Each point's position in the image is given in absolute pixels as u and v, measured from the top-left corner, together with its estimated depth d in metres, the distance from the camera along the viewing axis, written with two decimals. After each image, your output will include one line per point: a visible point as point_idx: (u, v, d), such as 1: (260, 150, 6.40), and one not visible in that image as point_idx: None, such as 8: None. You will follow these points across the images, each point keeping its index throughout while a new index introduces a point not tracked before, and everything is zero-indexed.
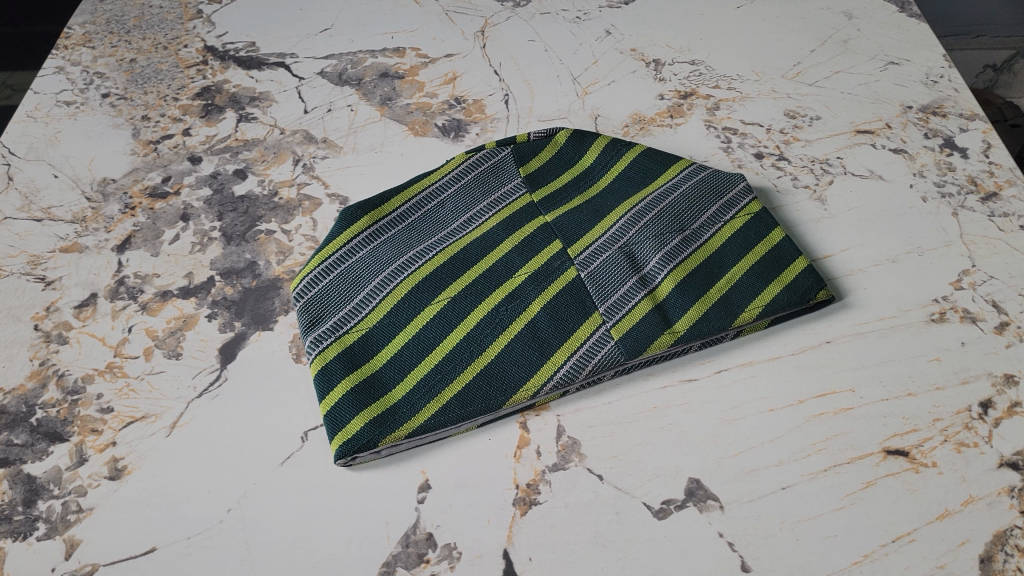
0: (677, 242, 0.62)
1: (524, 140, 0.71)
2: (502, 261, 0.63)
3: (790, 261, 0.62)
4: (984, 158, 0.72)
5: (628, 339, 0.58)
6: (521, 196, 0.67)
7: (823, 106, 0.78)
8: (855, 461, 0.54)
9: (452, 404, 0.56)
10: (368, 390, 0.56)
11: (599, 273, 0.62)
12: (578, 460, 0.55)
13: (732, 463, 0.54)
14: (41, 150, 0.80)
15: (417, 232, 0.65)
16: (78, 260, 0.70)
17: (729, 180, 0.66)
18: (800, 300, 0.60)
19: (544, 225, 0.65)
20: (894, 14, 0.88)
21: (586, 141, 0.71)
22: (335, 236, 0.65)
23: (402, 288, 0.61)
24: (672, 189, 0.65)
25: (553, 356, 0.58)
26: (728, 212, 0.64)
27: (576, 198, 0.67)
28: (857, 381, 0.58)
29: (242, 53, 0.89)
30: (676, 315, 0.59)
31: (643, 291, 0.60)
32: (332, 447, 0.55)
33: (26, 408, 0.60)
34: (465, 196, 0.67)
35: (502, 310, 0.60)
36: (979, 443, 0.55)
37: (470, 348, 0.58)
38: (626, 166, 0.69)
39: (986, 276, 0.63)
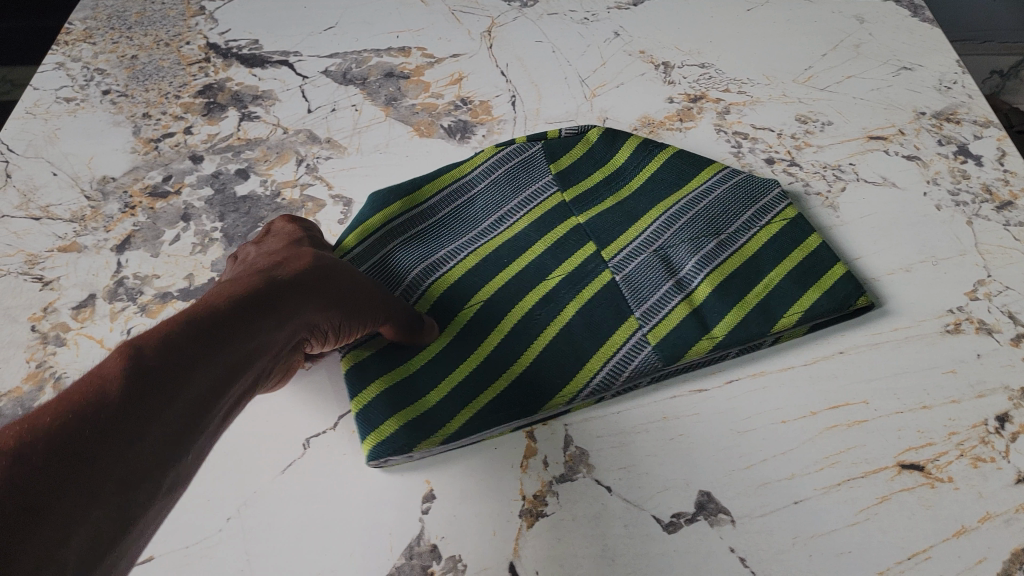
0: (713, 246, 0.62)
1: (556, 135, 0.69)
2: (536, 262, 0.62)
3: (827, 267, 0.60)
4: (999, 166, 0.71)
5: (664, 345, 0.57)
6: (550, 197, 0.66)
7: (835, 112, 0.77)
8: (869, 476, 0.53)
9: (489, 413, 0.55)
10: (403, 395, 0.56)
11: (635, 276, 0.61)
12: (586, 471, 0.54)
13: (744, 476, 0.53)
14: (40, 147, 0.79)
15: (447, 229, 0.65)
16: (77, 260, 0.69)
17: (763, 186, 0.65)
18: (840, 307, 0.58)
19: (578, 225, 0.64)
20: (907, 19, 0.87)
21: (618, 141, 0.69)
22: (364, 219, 0.65)
23: (434, 287, 0.61)
24: (706, 193, 0.65)
25: (590, 362, 0.57)
26: (763, 217, 0.63)
27: (608, 198, 0.66)
28: (871, 392, 0.57)
29: (245, 51, 0.88)
30: (713, 321, 0.58)
31: (679, 296, 0.59)
32: (365, 448, 0.54)
33: (22, 411, 0.59)
34: (502, 191, 0.66)
35: (536, 313, 0.59)
36: (996, 458, 0.53)
37: (505, 353, 0.57)
38: (662, 165, 0.67)
39: (1002, 286, 0.62)
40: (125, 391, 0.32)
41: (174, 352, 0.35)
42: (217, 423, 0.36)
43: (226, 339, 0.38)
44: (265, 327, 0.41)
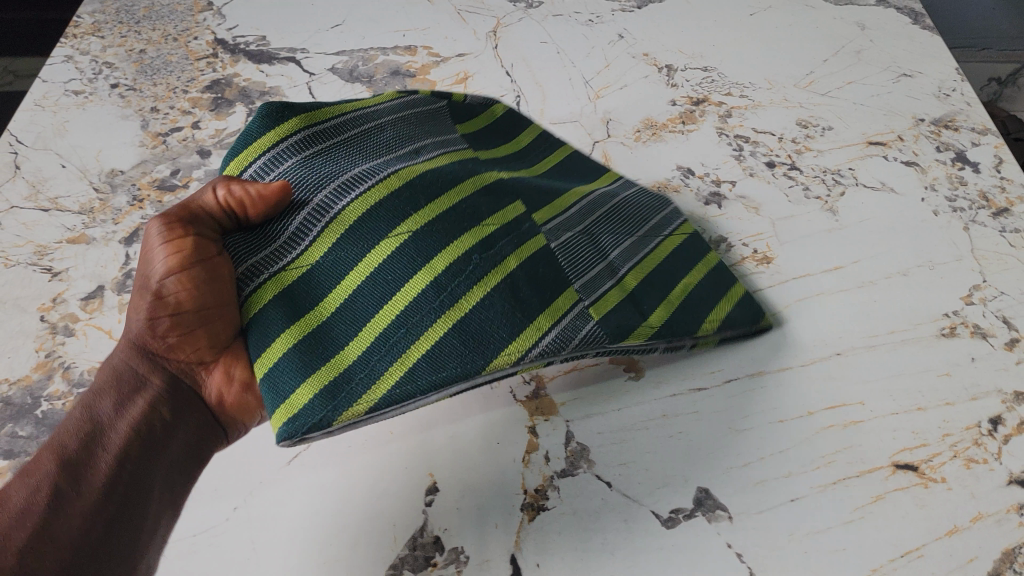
0: (632, 242, 0.60)
1: (461, 99, 0.65)
2: (465, 205, 0.54)
3: (732, 284, 0.61)
4: (995, 173, 0.72)
5: (609, 321, 0.52)
6: (464, 149, 0.61)
7: (835, 117, 0.78)
8: (865, 475, 0.54)
9: (419, 368, 0.48)
10: (317, 350, 0.50)
11: (569, 249, 0.56)
12: (587, 467, 0.55)
13: (742, 474, 0.54)
14: (48, 139, 0.80)
15: (354, 146, 0.55)
16: (85, 251, 0.70)
17: (665, 200, 0.66)
18: (750, 323, 0.60)
19: (505, 181, 0.58)
20: (907, 26, 0.88)
21: (522, 124, 0.69)
22: (255, 136, 0.55)
23: (351, 211, 0.52)
24: (614, 194, 0.64)
25: (537, 321, 0.50)
26: (669, 227, 0.63)
27: (522, 170, 0.64)
28: (867, 394, 0.58)
29: (252, 47, 0.89)
30: (647, 308, 0.55)
31: (611, 279, 0.56)
32: (274, 424, 0.47)
33: (32, 400, 0.60)
34: (403, 125, 0.58)
35: (474, 258, 0.51)
36: (988, 460, 0.54)
37: (440, 298, 0.50)
38: (562, 163, 0.67)
39: (997, 291, 0.63)
40: (104, 487, 0.49)
41: (96, 516, 0.48)
42: (169, 525, 0.51)
43: (144, 469, 0.51)
44: (175, 438, 0.54)
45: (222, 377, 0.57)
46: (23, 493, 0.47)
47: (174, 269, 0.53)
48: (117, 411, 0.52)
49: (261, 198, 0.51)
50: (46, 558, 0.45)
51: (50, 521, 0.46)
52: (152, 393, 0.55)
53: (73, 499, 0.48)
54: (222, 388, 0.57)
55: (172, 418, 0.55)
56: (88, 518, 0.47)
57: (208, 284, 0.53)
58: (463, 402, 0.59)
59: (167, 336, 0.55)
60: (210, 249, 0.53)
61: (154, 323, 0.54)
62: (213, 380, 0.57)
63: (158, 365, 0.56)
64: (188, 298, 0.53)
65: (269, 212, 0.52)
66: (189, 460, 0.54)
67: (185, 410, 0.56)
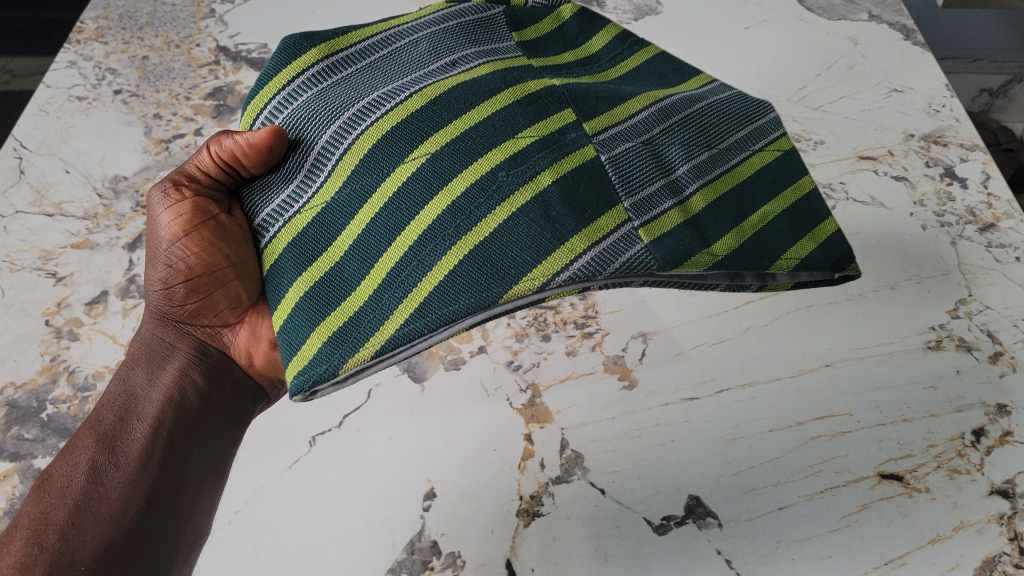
0: (708, 156, 0.47)
1: (520, 4, 0.55)
2: (502, 115, 0.46)
3: (823, 216, 0.49)
4: (982, 189, 0.74)
5: (661, 246, 0.43)
6: (517, 57, 0.51)
7: (827, 131, 0.79)
8: (851, 484, 0.56)
9: (431, 302, 0.42)
10: (327, 295, 0.45)
11: (624, 161, 0.45)
12: (581, 474, 0.57)
13: (732, 483, 0.56)
14: (52, 144, 0.81)
15: (380, 72, 0.49)
16: (89, 256, 0.71)
17: (758, 107, 0.51)
18: (835, 265, 0.48)
19: (556, 87, 0.48)
20: (899, 41, 0.89)
21: (595, 26, 0.56)
22: (272, 75, 0.51)
23: (366, 138, 0.46)
24: (697, 99, 0.50)
25: (570, 241, 0.41)
26: (756, 141, 0.50)
27: (586, 77, 0.53)
28: (855, 405, 0.59)
29: (254, 55, 0.89)
30: (713, 236, 0.45)
31: (672, 198, 0.45)
32: (290, 376, 0.45)
33: (37, 403, 0.62)
34: (444, 38, 0.51)
35: (501, 176, 0.43)
36: (971, 471, 0.56)
37: (456, 222, 0.43)
38: (641, 66, 0.56)
39: (982, 306, 0.65)
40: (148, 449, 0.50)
41: (136, 486, 0.49)
42: (215, 490, 0.53)
43: (184, 438, 0.52)
44: (211, 399, 0.55)
45: (250, 336, 0.58)
46: (64, 472, 0.50)
47: (179, 233, 0.54)
48: (150, 382, 0.54)
49: (248, 146, 0.48)
50: (90, 524, 0.47)
51: (90, 493, 0.48)
52: (181, 361, 0.56)
53: (113, 471, 0.49)
54: (250, 347, 0.58)
55: (205, 383, 0.56)
56: (128, 487, 0.49)
57: (213, 243, 0.53)
58: (461, 405, 0.60)
59: (185, 303, 0.56)
60: (211, 209, 0.54)
61: (171, 292, 0.56)
62: (241, 340, 0.58)
63: (183, 332, 0.58)
64: (197, 260, 0.54)
65: (264, 159, 0.49)
66: (226, 423, 0.55)
67: (218, 374, 0.57)
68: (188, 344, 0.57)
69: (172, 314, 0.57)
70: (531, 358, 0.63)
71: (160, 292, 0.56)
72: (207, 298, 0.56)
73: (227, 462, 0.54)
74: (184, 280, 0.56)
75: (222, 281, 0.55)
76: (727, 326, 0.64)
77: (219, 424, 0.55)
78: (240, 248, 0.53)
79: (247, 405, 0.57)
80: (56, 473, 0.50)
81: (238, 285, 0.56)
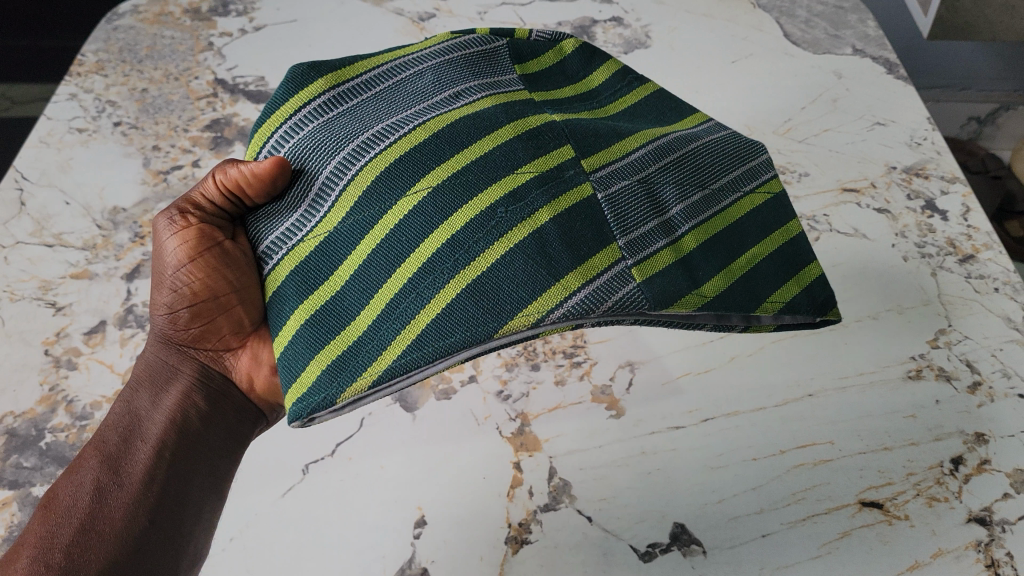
0: (700, 197, 0.49)
1: (524, 36, 0.57)
2: (502, 150, 0.47)
3: (808, 260, 0.51)
4: (963, 221, 0.76)
5: (653, 285, 0.44)
6: (519, 90, 0.53)
7: (811, 163, 0.81)
8: (832, 512, 0.57)
9: (428, 334, 0.43)
10: (326, 323, 0.46)
11: (620, 200, 0.47)
12: (569, 502, 0.58)
13: (716, 510, 0.57)
14: (53, 176, 0.82)
15: (385, 103, 0.51)
16: (88, 286, 0.72)
17: (751, 148, 0.53)
18: (819, 312, 0.50)
19: (556, 123, 0.50)
20: (882, 75, 0.91)
21: (596, 60, 0.59)
22: (279, 105, 0.52)
23: (368, 171, 0.48)
24: (693, 138, 0.52)
25: (564, 279, 0.43)
26: (748, 183, 0.52)
27: (585, 111, 0.55)
28: (837, 434, 0.61)
29: (251, 87, 0.91)
30: (703, 276, 0.47)
31: (665, 238, 0.47)
32: (288, 403, 0.45)
33: (35, 432, 0.63)
34: (448, 70, 0.53)
35: (499, 212, 0.45)
36: (949, 498, 0.57)
37: (455, 257, 0.44)
38: (640, 101, 0.58)
39: (961, 336, 0.66)
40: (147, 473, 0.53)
41: (139, 506, 0.52)
42: (214, 509, 0.56)
43: (186, 460, 0.55)
44: (212, 421, 0.58)
45: (252, 360, 0.61)
46: (70, 491, 0.53)
47: (185, 259, 0.57)
48: (154, 403, 0.57)
49: (253, 176, 0.50)
50: (96, 542, 0.50)
51: (95, 512, 0.52)
52: (184, 383, 0.59)
53: (117, 491, 0.52)
54: (252, 371, 0.61)
55: (206, 406, 0.59)
56: (130, 510, 0.52)
57: (217, 269, 0.57)
58: (452, 434, 0.61)
59: (189, 327, 0.59)
60: (216, 235, 0.57)
61: (175, 316, 0.59)
62: (242, 364, 0.61)
63: (187, 355, 0.61)
64: (201, 285, 0.57)
65: (267, 188, 0.51)
66: (227, 446, 0.58)
67: (220, 396, 0.60)
68: (191, 367, 0.60)
69: (176, 337, 0.60)
70: (521, 388, 0.64)
71: (165, 315, 0.59)
72: (210, 323, 0.59)
73: (226, 484, 0.57)
74: (189, 304, 0.59)
75: (226, 306, 0.58)
76: (712, 356, 0.65)
77: (220, 447, 0.57)
78: (243, 275, 0.56)
79: (247, 428, 0.60)
80: (63, 491, 0.53)
81: (241, 310, 0.59)
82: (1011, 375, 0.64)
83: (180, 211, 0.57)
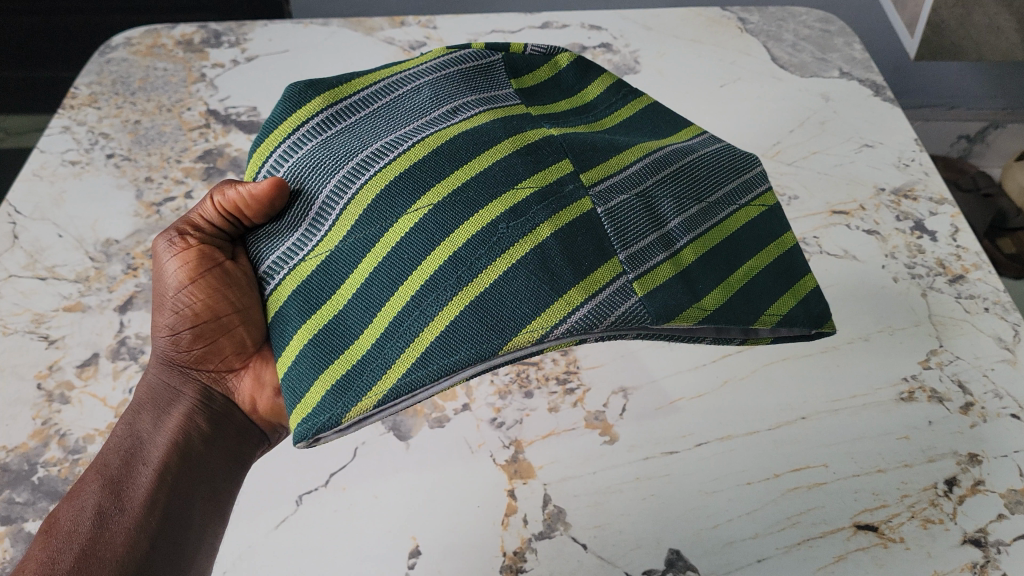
0: (697, 210, 0.50)
1: (519, 50, 0.57)
2: (502, 165, 0.47)
3: (802, 272, 0.51)
4: (952, 242, 0.76)
5: (655, 300, 0.45)
6: (516, 104, 0.53)
7: (801, 186, 0.81)
8: (827, 535, 0.57)
9: (433, 351, 0.43)
10: (330, 343, 0.46)
11: (620, 213, 0.47)
12: (564, 529, 0.58)
13: (711, 535, 0.57)
14: (46, 209, 0.82)
15: (383, 119, 0.52)
16: (81, 319, 0.72)
17: (746, 160, 0.53)
18: (816, 325, 0.50)
19: (554, 137, 0.50)
20: (869, 98, 0.92)
21: (591, 73, 0.59)
22: (277, 122, 0.53)
23: (369, 189, 0.48)
24: (688, 151, 0.53)
25: (567, 294, 0.43)
26: (744, 196, 0.52)
27: (582, 126, 0.55)
28: (830, 456, 0.61)
29: (244, 118, 0.91)
30: (702, 290, 0.47)
31: (665, 251, 0.47)
32: (293, 424, 0.45)
33: (28, 466, 0.63)
34: (445, 85, 0.53)
35: (500, 228, 0.45)
36: (944, 520, 0.57)
37: (457, 273, 0.44)
38: (635, 114, 0.58)
39: (952, 356, 0.67)
40: (149, 499, 0.53)
41: (141, 531, 0.52)
42: (215, 534, 0.56)
43: (187, 483, 0.56)
44: (212, 445, 0.59)
45: (254, 382, 0.62)
46: (71, 515, 0.53)
47: (186, 281, 0.59)
48: (155, 426, 0.58)
49: (252, 198, 0.50)
50: (97, 568, 0.51)
51: (97, 537, 0.52)
52: (186, 406, 0.60)
53: (119, 515, 0.53)
54: (254, 393, 0.62)
55: (208, 427, 0.60)
56: (132, 536, 0.52)
57: (219, 289, 0.58)
58: (446, 463, 0.61)
59: (191, 349, 0.61)
60: (217, 256, 0.59)
61: (177, 337, 0.61)
62: (245, 386, 0.63)
63: (189, 377, 0.62)
64: (204, 306, 0.59)
65: (266, 210, 0.52)
66: (229, 470, 0.59)
67: (221, 419, 0.61)
68: (193, 389, 0.61)
69: (177, 359, 0.61)
70: (514, 415, 0.64)
71: (167, 337, 0.61)
72: (212, 344, 0.61)
73: (228, 508, 0.58)
74: (191, 326, 0.60)
75: (228, 327, 0.60)
76: (703, 381, 0.65)
77: (221, 468, 0.58)
78: (244, 295, 0.58)
79: (248, 450, 0.61)
80: (64, 515, 0.53)
81: (242, 331, 0.61)
82: (1003, 396, 0.64)
83: (179, 233, 0.59)
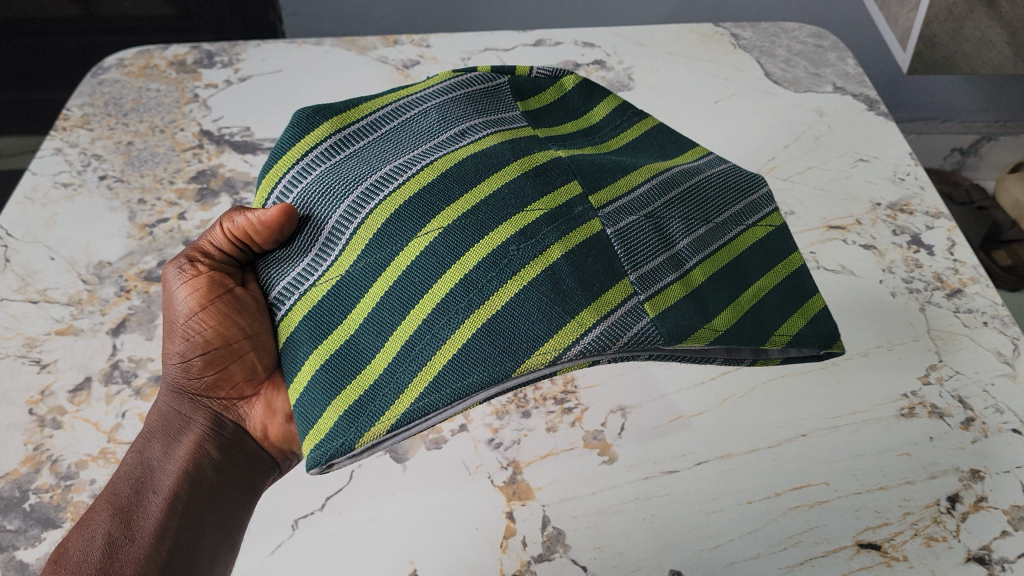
0: (706, 231, 0.49)
1: (525, 73, 0.57)
2: (510, 188, 0.47)
3: (811, 293, 0.51)
4: (949, 255, 0.76)
5: (667, 320, 0.44)
6: (522, 127, 0.53)
7: (796, 202, 0.81)
8: (830, 555, 0.56)
9: (445, 376, 0.43)
10: (341, 368, 0.46)
11: (628, 235, 0.47)
12: (563, 551, 0.57)
13: (712, 556, 0.57)
14: (38, 232, 0.82)
15: (390, 143, 0.51)
16: (73, 343, 0.72)
17: (753, 180, 0.53)
18: (826, 344, 0.50)
19: (561, 158, 0.50)
20: (863, 112, 0.92)
21: (596, 96, 0.59)
22: (285, 149, 0.52)
23: (379, 213, 0.47)
24: (695, 172, 0.52)
25: (579, 316, 0.43)
26: (751, 216, 0.52)
27: (589, 147, 0.55)
28: (831, 474, 0.60)
29: (237, 138, 0.91)
30: (713, 309, 0.46)
31: (675, 272, 0.46)
32: (305, 450, 0.44)
33: (20, 493, 0.62)
34: (452, 107, 0.52)
35: (511, 251, 0.44)
36: (947, 538, 0.57)
37: (468, 297, 0.44)
38: (640, 136, 0.58)
39: (952, 371, 0.66)
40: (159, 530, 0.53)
41: (150, 561, 0.52)
42: (226, 562, 0.56)
43: (198, 511, 0.55)
44: (223, 472, 0.58)
45: (265, 409, 0.62)
46: (81, 545, 0.53)
47: (196, 308, 0.59)
48: (166, 454, 0.57)
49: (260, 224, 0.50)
50: None
51: (107, 567, 0.52)
52: (197, 432, 0.60)
53: (129, 545, 0.53)
54: (265, 419, 0.62)
55: (219, 455, 0.59)
56: (142, 567, 0.52)
57: (230, 315, 0.59)
58: (443, 485, 0.60)
59: (202, 376, 0.60)
60: (227, 282, 0.59)
61: (188, 364, 0.60)
62: (256, 413, 0.62)
63: (201, 404, 0.61)
64: (214, 332, 0.59)
65: (275, 235, 0.51)
66: (240, 496, 0.58)
67: (232, 446, 0.61)
68: (204, 416, 0.61)
69: (188, 387, 0.61)
70: (512, 436, 0.63)
71: (178, 364, 0.60)
72: (223, 370, 0.61)
73: (240, 536, 0.57)
74: (201, 352, 0.60)
75: (238, 353, 0.60)
76: (702, 399, 0.65)
77: (233, 495, 0.58)
78: (256, 320, 0.59)
79: (260, 477, 0.61)
80: (74, 546, 0.53)
81: (253, 356, 0.61)
82: (1003, 411, 0.64)
83: (189, 260, 0.59)
